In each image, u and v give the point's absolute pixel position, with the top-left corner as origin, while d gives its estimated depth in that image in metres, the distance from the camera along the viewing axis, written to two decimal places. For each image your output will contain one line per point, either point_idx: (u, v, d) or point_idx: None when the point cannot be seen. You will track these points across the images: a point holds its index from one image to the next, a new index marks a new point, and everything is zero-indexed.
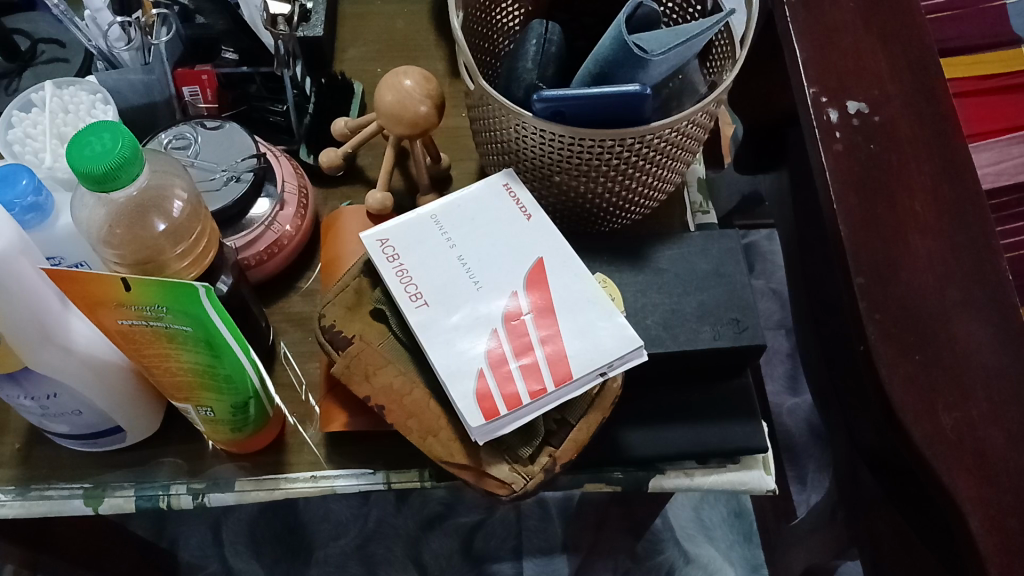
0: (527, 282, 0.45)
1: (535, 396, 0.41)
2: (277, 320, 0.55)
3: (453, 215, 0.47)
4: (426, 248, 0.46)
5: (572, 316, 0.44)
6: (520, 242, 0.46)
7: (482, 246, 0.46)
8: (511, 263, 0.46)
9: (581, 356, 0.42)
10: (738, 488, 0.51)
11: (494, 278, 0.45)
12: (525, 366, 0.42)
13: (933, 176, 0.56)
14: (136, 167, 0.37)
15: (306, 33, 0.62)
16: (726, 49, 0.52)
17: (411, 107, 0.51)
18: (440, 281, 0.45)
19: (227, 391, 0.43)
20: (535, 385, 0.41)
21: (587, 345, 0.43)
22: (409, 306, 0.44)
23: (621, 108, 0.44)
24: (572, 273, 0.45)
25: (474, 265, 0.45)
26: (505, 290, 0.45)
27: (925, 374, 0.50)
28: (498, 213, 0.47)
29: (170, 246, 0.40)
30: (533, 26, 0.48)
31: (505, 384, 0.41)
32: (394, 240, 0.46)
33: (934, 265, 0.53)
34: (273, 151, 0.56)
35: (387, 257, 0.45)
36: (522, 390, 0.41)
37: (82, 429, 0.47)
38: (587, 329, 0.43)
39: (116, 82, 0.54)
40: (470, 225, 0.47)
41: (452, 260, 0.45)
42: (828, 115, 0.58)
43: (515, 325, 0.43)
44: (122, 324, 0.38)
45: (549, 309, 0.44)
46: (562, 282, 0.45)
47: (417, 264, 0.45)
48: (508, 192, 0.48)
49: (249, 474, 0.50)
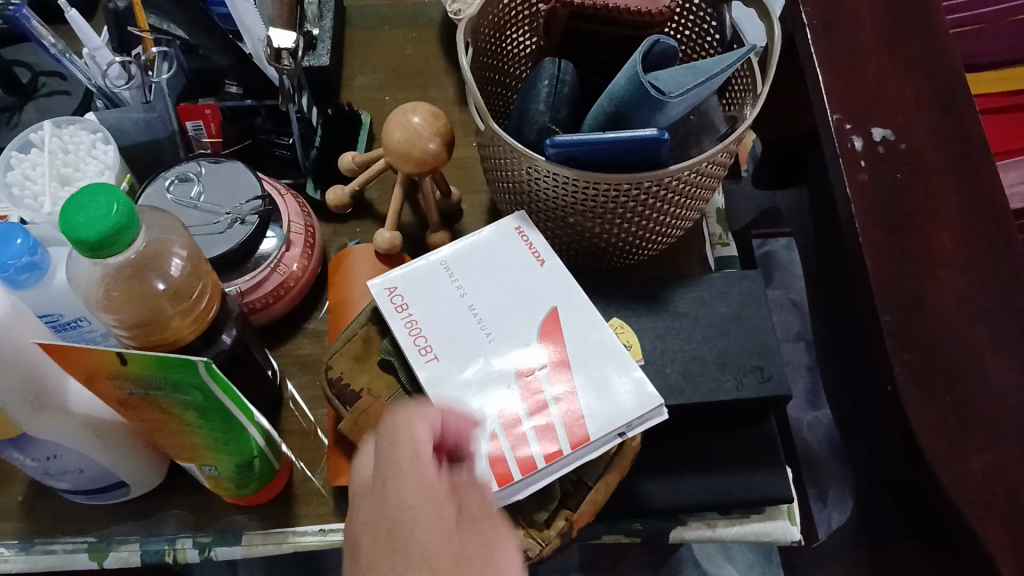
0: (541, 333, 0.43)
1: (550, 460, 0.39)
2: (284, 363, 0.54)
3: (464, 261, 0.46)
4: (436, 297, 0.44)
5: (589, 371, 0.42)
6: (534, 289, 0.45)
7: (494, 294, 0.44)
8: (524, 313, 0.44)
9: (599, 415, 0.41)
10: (762, 539, 0.49)
11: (506, 329, 0.43)
12: (539, 426, 0.40)
13: (963, 207, 0.54)
14: (131, 232, 0.36)
15: (311, 63, 0.60)
16: (746, 82, 0.50)
17: (419, 145, 0.50)
18: (450, 334, 0.43)
19: (230, 451, 0.41)
20: (551, 448, 0.40)
21: (604, 403, 0.41)
22: (418, 360, 0.42)
23: (638, 153, 0.43)
24: (588, 324, 0.44)
25: (486, 315, 0.44)
26: (518, 342, 0.43)
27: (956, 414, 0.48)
28: (510, 259, 0.46)
29: (169, 307, 0.39)
30: (544, 65, 0.46)
31: (519, 446, 0.40)
32: (402, 289, 0.44)
33: (963, 302, 0.51)
34: (277, 189, 0.55)
35: (395, 308, 0.44)
36: (537, 455, 0.39)
37: (86, 485, 0.46)
38: (604, 386, 0.42)
39: (118, 120, 0.52)
40: (480, 272, 0.45)
41: (463, 309, 0.44)
42: (852, 142, 0.56)
43: (529, 382, 0.42)
44: (121, 391, 0.36)
45: (563, 362, 0.42)
46: (578, 334, 0.43)
47: (427, 315, 0.43)
48: (520, 236, 0.47)
49: (259, 526, 0.48)
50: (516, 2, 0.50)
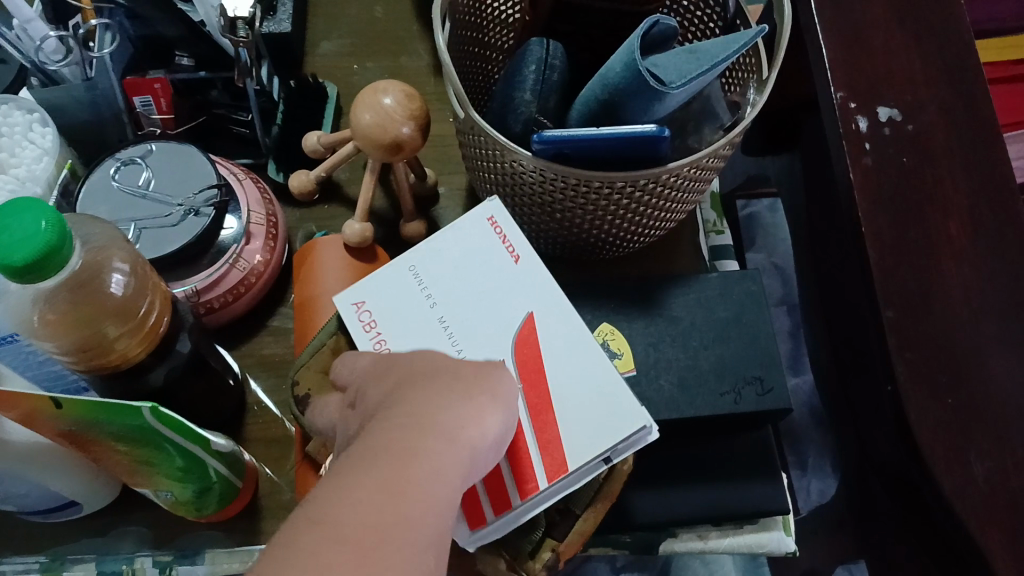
0: (516, 346, 0.39)
1: (525, 496, 0.36)
2: (247, 363, 0.50)
3: (433, 266, 0.42)
4: (403, 310, 0.41)
5: (569, 388, 0.38)
6: (508, 296, 0.41)
7: (465, 303, 0.41)
8: (498, 325, 0.40)
9: (578, 443, 0.37)
10: (756, 550, 0.47)
11: (478, 344, 0.39)
12: (511, 455, 0.36)
13: (972, 195, 0.51)
14: (65, 249, 0.32)
15: (270, 29, 0.54)
16: (750, 62, 0.45)
17: (392, 130, 0.45)
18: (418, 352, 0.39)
19: (186, 478, 0.38)
20: (526, 483, 0.36)
21: (585, 427, 0.37)
22: None
23: (634, 150, 0.39)
24: (568, 335, 0.39)
25: (457, 329, 0.40)
26: (489, 359, 0.39)
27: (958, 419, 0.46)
28: (484, 261, 0.42)
29: (113, 328, 0.35)
30: (530, 46, 0.41)
31: (491, 479, 0.36)
32: (368, 302, 0.41)
33: (970, 298, 0.49)
34: (234, 173, 0.50)
35: (362, 324, 0.40)
36: (511, 491, 0.36)
37: (35, 506, 0.42)
38: (584, 408, 0.37)
39: (59, 98, 0.47)
40: (451, 278, 0.41)
41: (432, 322, 0.40)
42: (856, 123, 0.52)
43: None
44: (62, 427, 0.32)
45: (539, 379, 0.38)
46: (556, 345, 0.39)
47: (396, 331, 0.40)
48: (494, 229, 0.42)
49: (223, 545, 0.45)
50: None
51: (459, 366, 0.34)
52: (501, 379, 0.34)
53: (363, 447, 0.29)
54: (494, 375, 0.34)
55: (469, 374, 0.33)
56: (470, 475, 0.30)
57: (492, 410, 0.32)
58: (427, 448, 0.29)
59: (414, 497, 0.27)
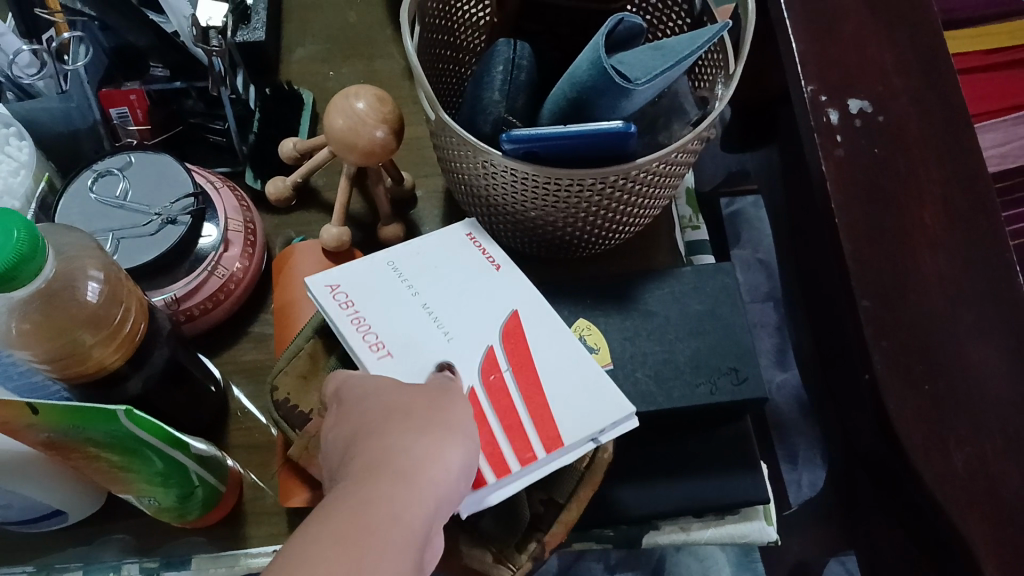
0: (503, 335, 0.40)
1: (524, 464, 0.35)
2: (228, 371, 0.50)
3: (412, 262, 0.42)
4: (385, 295, 0.40)
5: (556, 376, 0.39)
6: (489, 293, 0.42)
7: (447, 295, 0.41)
8: (483, 314, 0.41)
9: (573, 418, 0.37)
10: (738, 540, 0.47)
11: (465, 329, 0.40)
12: (507, 427, 0.36)
13: (944, 183, 0.51)
14: (37, 258, 0.32)
15: (245, 38, 0.55)
16: (717, 57, 0.46)
17: (365, 134, 0.46)
18: (404, 331, 0.39)
19: (169, 483, 0.38)
20: (525, 452, 0.36)
21: (575, 407, 0.38)
22: (370, 357, 0.38)
23: (603, 148, 0.39)
24: (552, 327, 0.41)
25: (442, 314, 0.40)
26: (479, 342, 0.39)
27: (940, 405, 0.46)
28: (461, 262, 0.43)
29: (89, 336, 0.35)
30: (498, 47, 0.42)
31: (490, 447, 0.36)
32: (346, 286, 0.40)
33: (946, 286, 0.49)
34: (211, 181, 0.51)
35: (339, 305, 0.40)
36: (511, 461, 0.35)
37: (19, 517, 0.42)
38: (575, 389, 0.38)
39: (33, 111, 0.48)
40: (431, 273, 0.42)
41: (416, 308, 0.40)
42: (828, 115, 0.53)
43: (493, 383, 0.38)
44: (41, 435, 0.33)
45: (528, 364, 0.39)
46: (543, 335, 0.40)
47: (376, 313, 0.40)
48: (472, 243, 0.44)
49: (208, 550, 0.45)
50: None
51: (415, 405, 0.33)
52: (458, 417, 0.33)
53: (325, 499, 0.28)
54: (451, 414, 0.33)
55: (425, 413, 0.32)
56: (437, 512, 0.29)
57: (453, 446, 0.31)
58: (384, 492, 0.28)
59: (374, 544, 0.26)
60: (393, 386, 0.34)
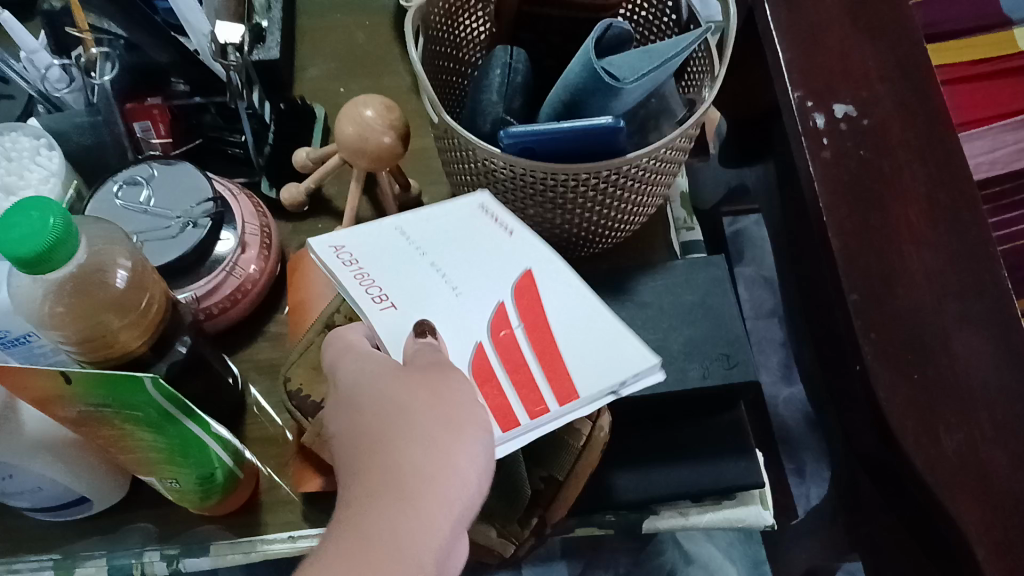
0: (515, 292, 0.39)
1: (533, 417, 0.35)
2: (244, 368, 0.52)
3: (419, 224, 0.41)
4: (390, 256, 0.39)
5: (571, 334, 0.38)
6: (502, 254, 0.40)
7: (454, 254, 0.40)
8: (496, 271, 0.40)
9: (588, 374, 0.37)
10: (735, 525, 0.48)
11: (475, 287, 0.39)
12: (517, 381, 0.36)
13: (928, 182, 0.52)
14: (70, 243, 0.35)
15: (261, 57, 0.58)
16: (705, 62, 0.50)
17: (373, 139, 0.48)
18: (409, 289, 0.38)
19: (188, 464, 0.40)
20: (535, 406, 0.36)
21: (592, 359, 0.37)
22: (372, 308, 0.37)
23: (595, 144, 0.42)
24: (569, 284, 0.39)
25: (450, 271, 0.39)
26: (490, 297, 0.39)
27: (930, 395, 0.48)
28: (473, 222, 0.41)
29: (117, 320, 0.38)
30: (496, 53, 0.45)
31: (506, 398, 0.36)
32: (348, 247, 0.39)
33: (931, 280, 0.50)
34: (229, 188, 0.53)
35: (342, 262, 0.38)
36: (519, 413, 0.36)
37: (47, 503, 0.44)
38: (594, 350, 0.37)
39: (60, 124, 0.51)
40: (439, 232, 0.41)
41: (422, 267, 0.39)
42: (814, 120, 0.54)
43: (504, 339, 0.38)
44: (71, 411, 0.35)
45: (543, 324, 0.38)
46: (561, 291, 0.39)
47: (381, 270, 0.38)
48: (486, 216, 0.41)
49: (226, 536, 0.47)
50: None
51: (408, 397, 0.33)
52: (449, 406, 0.32)
53: (344, 515, 0.31)
54: (441, 402, 0.33)
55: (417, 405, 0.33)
56: (460, 517, 0.31)
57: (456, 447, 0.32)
58: (394, 513, 0.30)
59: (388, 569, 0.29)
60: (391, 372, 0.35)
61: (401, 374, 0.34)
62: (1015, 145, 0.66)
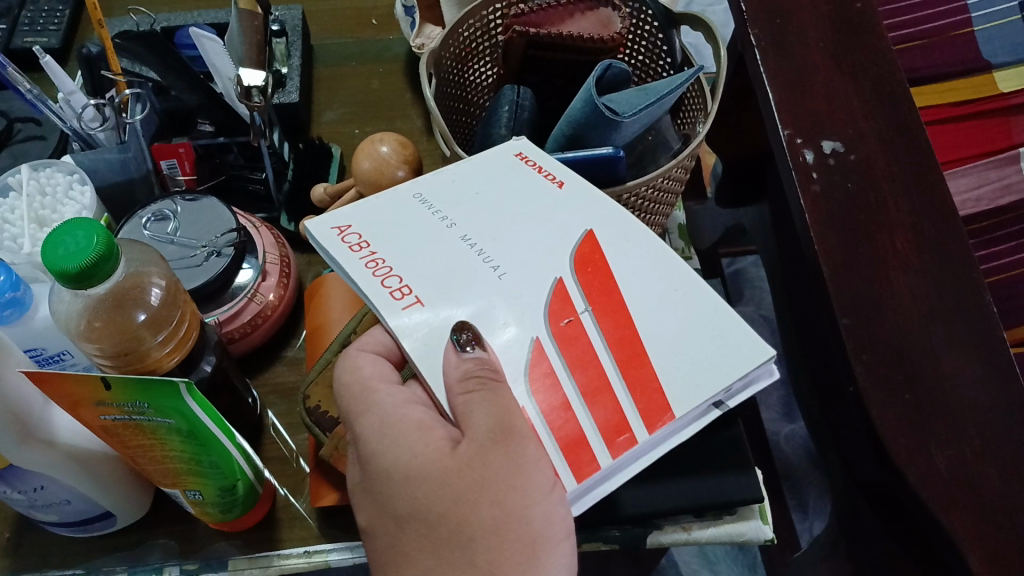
0: (575, 265, 0.38)
1: (617, 455, 0.34)
2: (263, 391, 0.55)
3: (442, 195, 0.42)
4: (421, 229, 0.40)
5: (648, 309, 0.37)
6: (559, 224, 0.40)
7: (486, 223, 0.40)
8: (551, 244, 0.39)
9: (679, 386, 0.35)
10: (736, 539, 0.50)
11: (522, 268, 0.38)
12: (586, 390, 0.35)
13: (913, 214, 0.49)
14: (111, 261, 0.37)
15: (281, 100, 0.63)
16: (698, 101, 0.54)
17: (388, 173, 0.51)
18: (438, 276, 0.37)
19: (211, 477, 0.43)
20: (618, 437, 0.34)
21: (680, 355, 0.36)
22: (394, 305, 0.36)
23: (597, 173, 0.46)
24: (636, 245, 0.40)
25: (485, 245, 0.39)
26: (547, 275, 0.38)
27: (932, 432, 0.42)
28: (519, 179, 0.43)
29: (150, 335, 0.41)
30: (504, 92, 0.50)
31: (605, 419, 0.34)
32: (355, 229, 0.39)
33: (918, 302, 0.46)
34: (251, 222, 0.57)
35: (351, 246, 0.38)
36: (597, 449, 0.34)
37: (72, 517, 0.46)
38: (675, 339, 0.36)
39: (93, 161, 0.54)
40: (470, 200, 0.42)
41: (455, 239, 0.39)
42: (803, 156, 0.51)
43: (567, 329, 0.36)
44: (103, 419, 0.38)
45: (610, 303, 0.37)
46: (624, 260, 0.39)
47: (395, 253, 0.38)
48: (523, 160, 0.44)
49: (243, 552, 0.49)
50: (474, 36, 0.55)
51: (476, 491, 0.34)
52: (529, 503, 0.33)
53: None
54: (518, 499, 0.33)
55: (491, 507, 0.34)
56: None
57: (542, 559, 0.34)
58: None
59: None
60: (442, 455, 0.35)
61: (456, 465, 0.34)
62: (999, 182, 0.68)
